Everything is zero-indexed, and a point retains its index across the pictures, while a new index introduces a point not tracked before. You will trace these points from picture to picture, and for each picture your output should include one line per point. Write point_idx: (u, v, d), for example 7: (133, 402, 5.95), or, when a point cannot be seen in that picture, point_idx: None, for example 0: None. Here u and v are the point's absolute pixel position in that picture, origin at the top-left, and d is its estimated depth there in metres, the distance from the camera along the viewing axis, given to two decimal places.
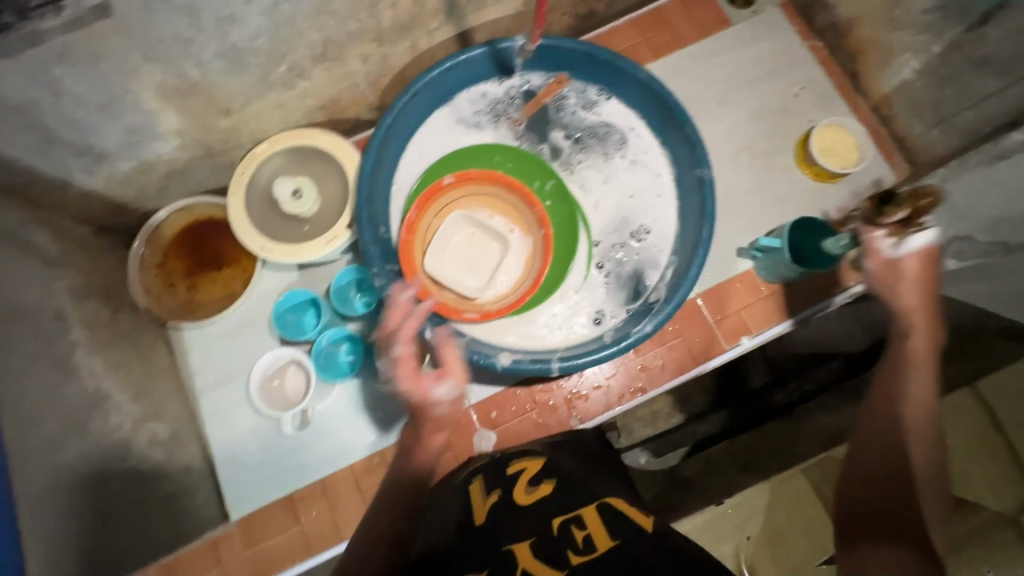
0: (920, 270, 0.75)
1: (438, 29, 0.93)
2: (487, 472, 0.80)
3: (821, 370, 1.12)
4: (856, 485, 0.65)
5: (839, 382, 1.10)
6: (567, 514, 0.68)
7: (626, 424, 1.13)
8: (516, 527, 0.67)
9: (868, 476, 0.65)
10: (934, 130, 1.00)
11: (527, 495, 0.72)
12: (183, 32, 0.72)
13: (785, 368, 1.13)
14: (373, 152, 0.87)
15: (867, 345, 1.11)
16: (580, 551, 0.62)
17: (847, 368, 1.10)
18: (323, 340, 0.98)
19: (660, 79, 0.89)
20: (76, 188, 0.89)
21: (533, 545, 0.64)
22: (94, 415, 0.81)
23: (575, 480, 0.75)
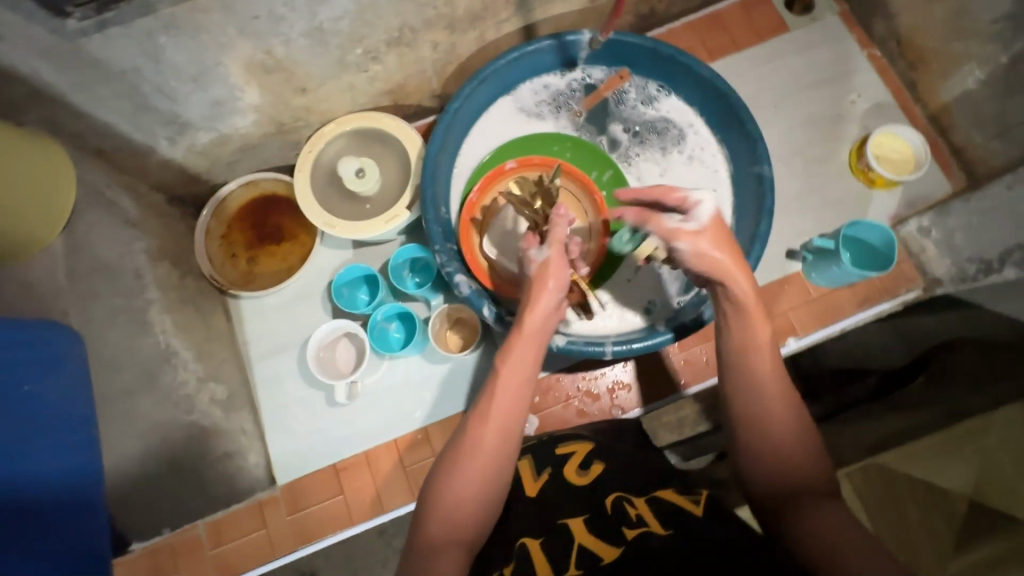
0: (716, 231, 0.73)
1: (507, 20, 0.97)
2: (536, 453, 0.82)
3: (856, 387, 1.04)
4: (767, 467, 0.63)
5: (875, 399, 1.01)
6: (620, 493, 0.71)
7: (648, 429, 1.05)
8: (569, 505, 0.71)
9: (775, 454, 0.63)
10: (995, 141, 0.99)
11: (579, 476, 0.75)
12: (277, 9, 0.76)
13: (819, 384, 1.07)
14: (440, 135, 0.90)
15: (908, 361, 1.00)
16: (633, 525, 0.64)
17: (885, 385, 1.02)
18: (378, 315, 1.00)
19: (724, 76, 0.90)
20: (158, 156, 0.95)
21: (586, 524, 0.66)
22: (165, 369, 0.85)
23: (624, 462, 0.78)
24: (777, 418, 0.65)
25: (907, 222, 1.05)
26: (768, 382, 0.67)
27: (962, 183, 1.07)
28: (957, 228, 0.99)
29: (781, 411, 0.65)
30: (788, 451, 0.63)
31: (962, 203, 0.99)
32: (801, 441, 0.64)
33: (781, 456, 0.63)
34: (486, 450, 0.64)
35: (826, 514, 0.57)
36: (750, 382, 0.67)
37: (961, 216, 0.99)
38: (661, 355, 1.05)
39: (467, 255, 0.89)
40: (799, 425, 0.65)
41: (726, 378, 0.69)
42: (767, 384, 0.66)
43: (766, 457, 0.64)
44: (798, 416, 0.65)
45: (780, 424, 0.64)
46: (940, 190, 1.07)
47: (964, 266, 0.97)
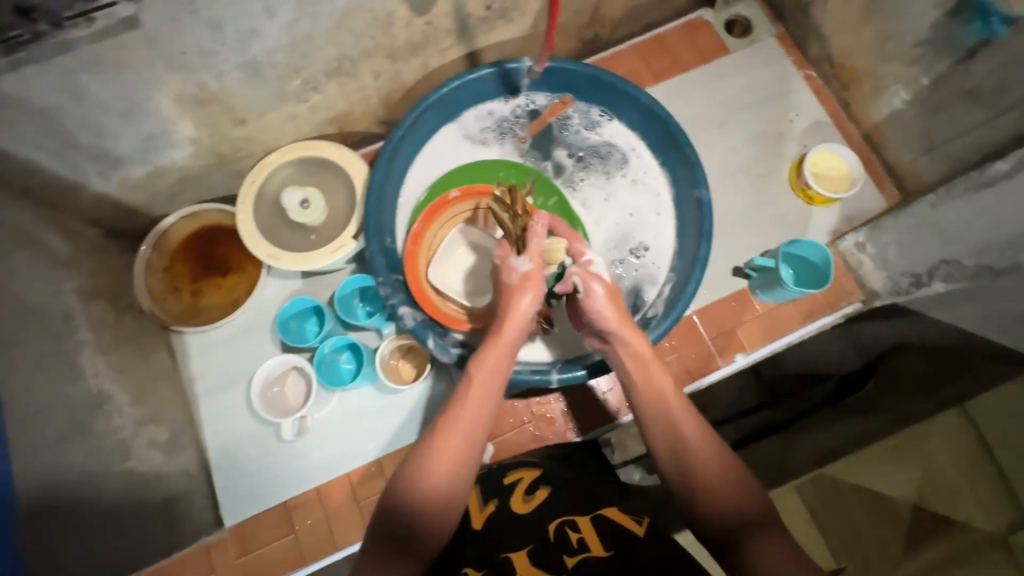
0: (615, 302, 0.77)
1: (450, 48, 0.97)
2: (484, 483, 0.83)
3: (814, 392, 1.03)
4: (704, 516, 0.61)
5: (838, 401, 1.01)
6: (562, 518, 0.72)
7: (620, 440, 1.04)
8: (513, 535, 0.72)
9: (709, 492, 0.61)
10: (923, 158, 1.03)
11: (523, 504, 0.77)
12: (207, 44, 0.74)
13: (779, 388, 1.05)
14: (383, 165, 0.90)
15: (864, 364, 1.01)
16: (574, 552, 0.66)
17: (844, 388, 1.01)
18: (326, 348, 0.97)
19: (661, 102, 0.92)
20: (90, 192, 0.91)
21: (529, 556, 0.67)
22: (97, 415, 0.82)
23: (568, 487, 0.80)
24: (699, 458, 0.63)
25: (845, 238, 1.06)
26: (683, 428, 0.66)
27: (895, 198, 1.11)
28: (890, 243, 0.98)
29: (700, 451, 0.64)
30: (720, 486, 0.61)
31: (892, 219, 0.98)
32: (732, 476, 0.62)
33: (715, 494, 0.61)
34: (452, 456, 0.63)
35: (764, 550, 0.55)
36: (668, 432, 0.66)
37: (892, 231, 0.98)
38: (619, 374, 1.06)
39: (412, 285, 0.88)
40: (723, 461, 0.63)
41: (648, 430, 0.69)
42: (684, 428, 0.66)
43: (705, 505, 0.61)
44: (718, 453, 0.64)
45: (706, 464, 0.63)
46: (875, 206, 1.11)
47: (898, 278, 0.97)
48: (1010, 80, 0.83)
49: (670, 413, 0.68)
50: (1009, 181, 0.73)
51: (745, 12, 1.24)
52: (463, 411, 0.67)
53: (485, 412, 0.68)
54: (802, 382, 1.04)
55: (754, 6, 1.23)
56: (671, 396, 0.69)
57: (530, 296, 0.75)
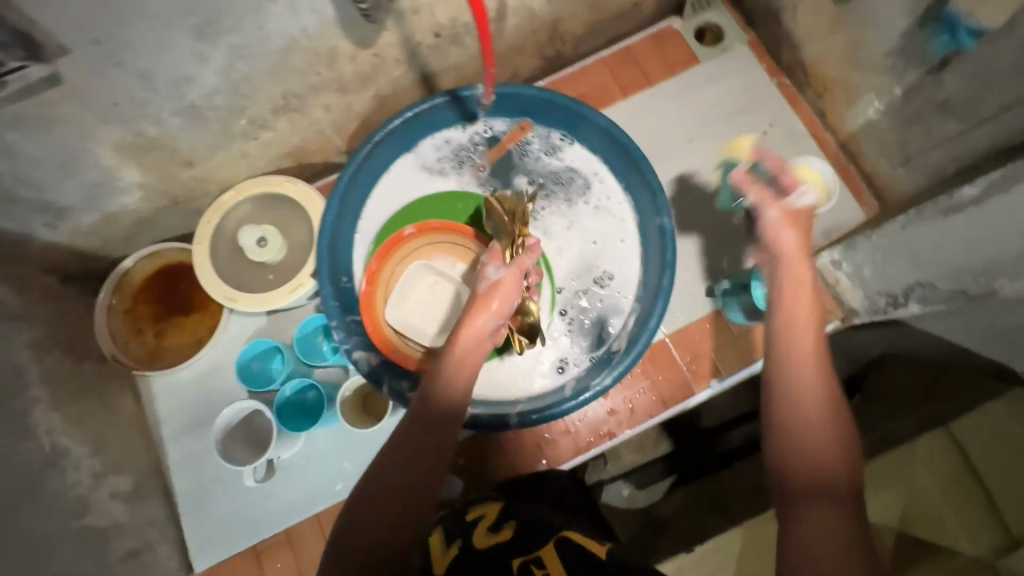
0: (801, 222, 0.76)
1: (402, 77, 0.94)
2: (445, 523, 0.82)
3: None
4: (793, 468, 0.58)
5: None
6: (528, 554, 0.75)
7: (615, 453, 1.21)
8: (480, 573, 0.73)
9: (805, 452, 0.57)
10: (900, 169, 0.99)
11: (487, 539, 0.78)
12: (138, 94, 0.72)
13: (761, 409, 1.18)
14: (335, 203, 0.88)
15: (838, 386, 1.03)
16: None
17: None
18: (286, 391, 0.96)
19: (621, 126, 0.89)
20: (41, 241, 0.90)
21: None
22: (52, 473, 0.80)
23: (528, 519, 0.82)
24: (815, 415, 0.60)
25: (822, 254, 1.03)
26: (809, 390, 0.61)
27: (874, 209, 1.07)
28: (864, 262, 0.93)
29: (820, 417, 0.59)
30: (819, 454, 0.57)
31: (865, 238, 0.93)
32: (842, 453, 0.57)
33: (808, 457, 0.57)
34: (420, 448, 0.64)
35: (826, 528, 0.52)
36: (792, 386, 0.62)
37: (866, 250, 0.93)
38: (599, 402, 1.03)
39: (369, 326, 0.86)
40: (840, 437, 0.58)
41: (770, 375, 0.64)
42: (810, 389, 0.61)
43: (799, 458, 0.57)
44: (838, 426, 0.59)
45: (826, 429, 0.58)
46: (852, 219, 1.08)
47: (875, 298, 0.93)
48: (983, 92, 0.79)
49: (803, 369, 0.63)
50: (977, 208, 0.70)
51: (716, 19, 1.20)
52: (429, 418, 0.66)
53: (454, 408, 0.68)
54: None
55: (724, 13, 1.19)
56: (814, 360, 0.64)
57: (486, 312, 0.72)
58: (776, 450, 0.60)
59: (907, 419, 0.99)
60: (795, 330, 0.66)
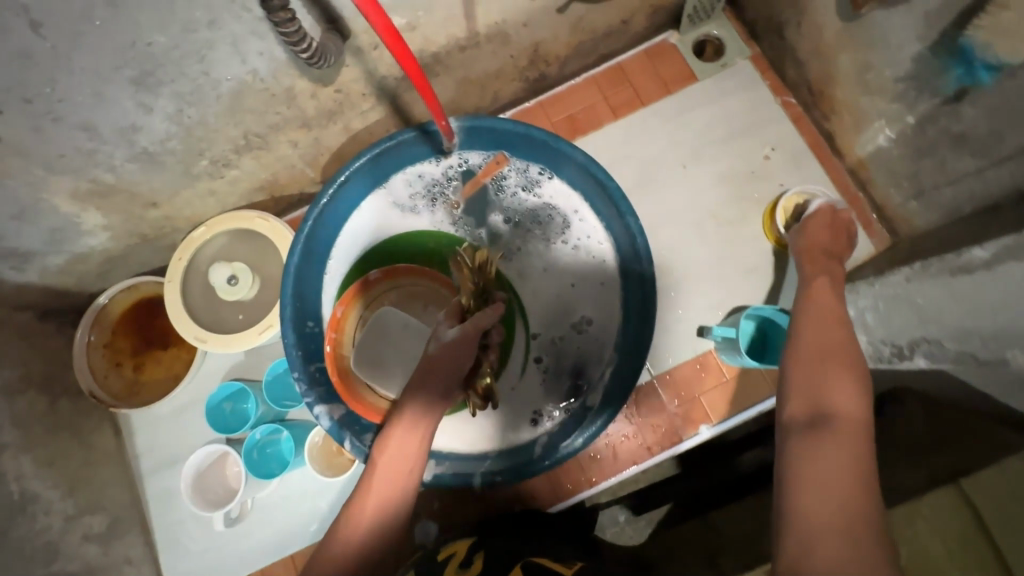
0: (828, 218, 0.91)
1: (372, 109, 0.90)
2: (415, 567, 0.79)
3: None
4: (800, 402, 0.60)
5: None
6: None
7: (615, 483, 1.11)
8: None
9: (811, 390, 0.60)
10: (913, 202, 0.91)
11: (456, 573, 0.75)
12: (85, 144, 0.70)
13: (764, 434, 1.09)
14: (299, 246, 0.84)
15: None
16: None
17: None
18: (256, 435, 0.92)
19: (600, 163, 0.83)
20: (12, 283, 0.89)
21: None
22: (19, 519, 0.81)
23: (499, 551, 0.79)
24: (825, 361, 0.63)
25: None
26: (822, 350, 0.65)
27: (885, 242, 0.99)
28: (867, 308, 0.86)
29: (834, 371, 0.61)
30: (826, 394, 0.59)
31: (869, 285, 0.86)
32: (853, 396, 0.58)
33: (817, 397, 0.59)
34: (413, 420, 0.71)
35: (824, 450, 0.53)
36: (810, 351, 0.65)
37: (869, 296, 0.86)
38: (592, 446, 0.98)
39: (331, 376, 0.82)
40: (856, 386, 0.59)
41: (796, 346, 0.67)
42: (822, 352, 0.65)
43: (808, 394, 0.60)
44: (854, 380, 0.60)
45: (835, 376, 0.61)
46: (860, 253, 0.99)
47: (879, 347, 0.85)
48: (1002, 129, 0.70)
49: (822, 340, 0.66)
50: (987, 272, 0.63)
51: (716, 31, 1.11)
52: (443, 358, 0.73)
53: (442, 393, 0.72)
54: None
55: (725, 25, 1.11)
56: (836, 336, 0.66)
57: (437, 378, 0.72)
58: (785, 398, 0.62)
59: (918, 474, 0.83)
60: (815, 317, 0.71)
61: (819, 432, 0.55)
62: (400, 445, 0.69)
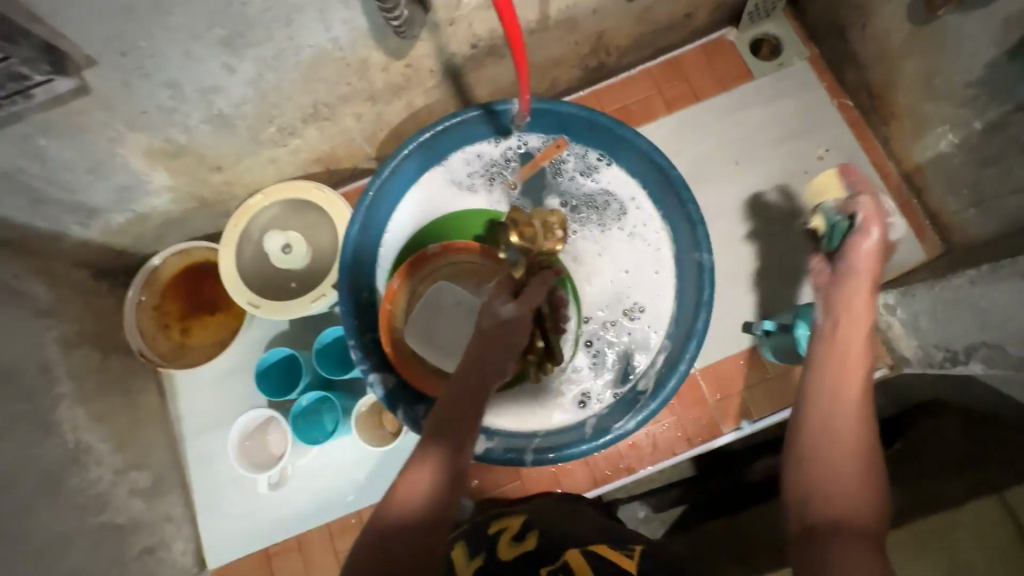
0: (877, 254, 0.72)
1: (435, 87, 0.90)
2: (468, 537, 0.84)
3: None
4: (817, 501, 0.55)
5: None
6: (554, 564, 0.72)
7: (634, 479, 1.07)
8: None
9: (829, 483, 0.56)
10: (971, 210, 0.91)
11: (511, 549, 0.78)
12: (166, 103, 0.71)
13: None
14: (360, 215, 0.85)
15: None
16: None
17: None
18: (303, 401, 0.94)
19: (663, 151, 0.83)
20: (73, 238, 0.91)
21: None
22: (73, 469, 0.82)
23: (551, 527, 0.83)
24: (842, 443, 0.58)
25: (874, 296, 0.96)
26: (842, 423, 0.60)
27: (938, 250, 0.98)
28: (921, 312, 0.85)
29: (847, 458, 0.57)
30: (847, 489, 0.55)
31: (926, 287, 0.84)
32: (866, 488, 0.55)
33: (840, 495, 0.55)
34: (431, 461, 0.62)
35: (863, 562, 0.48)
36: (823, 422, 0.60)
37: (925, 299, 0.84)
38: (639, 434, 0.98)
39: (385, 347, 0.84)
40: (864, 475, 0.56)
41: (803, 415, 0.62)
42: (838, 429, 0.60)
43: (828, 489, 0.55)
44: (868, 468, 0.56)
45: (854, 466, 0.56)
46: (912, 259, 0.99)
47: (931, 351, 0.85)
48: None
49: (838, 407, 0.61)
50: None
51: (775, 31, 1.11)
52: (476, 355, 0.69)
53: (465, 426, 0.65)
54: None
55: (784, 25, 1.10)
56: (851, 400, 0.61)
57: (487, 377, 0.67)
58: (796, 492, 0.57)
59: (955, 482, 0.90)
60: (834, 367, 0.65)
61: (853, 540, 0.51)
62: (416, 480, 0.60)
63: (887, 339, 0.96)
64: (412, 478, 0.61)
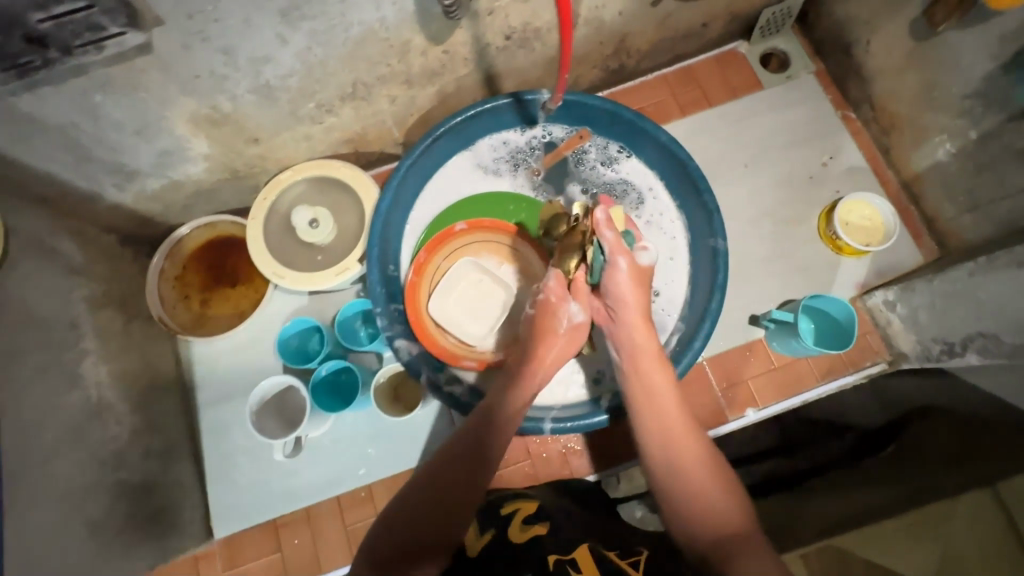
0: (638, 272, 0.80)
1: (467, 76, 0.95)
2: (484, 515, 0.86)
3: (830, 444, 0.96)
4: (695, 524, 0.59)
5: (851, 459, 0.92)
6: (563, 555, 0.73)
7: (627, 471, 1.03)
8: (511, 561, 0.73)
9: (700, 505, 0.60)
10: (966, 215, 0.96)
11: (522, 533, 0.79)
12: (219, 68, 0.74)
13: (795, 436, 0.99)
14: (391, 191, 0.88)
15: (884, 422, 0.94)
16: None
17: (859, 447, 0.93)
18: (323, 371, 0.97)
19: (681, 143, 0.89)
20: (107, 201, 0.93)
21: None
22: (93, 424, 0.83)
23: (565, 523, 0.83)
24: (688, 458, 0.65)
25: (874, 293, 1.01)
26: (681, 439, 0.66)
27: (934, 254, 1.04)
28: (921, 306, 0.92)
29: (698, 467, 0.63)
30: (712, 504, 0.60)
31: (926, 281, 0.92)
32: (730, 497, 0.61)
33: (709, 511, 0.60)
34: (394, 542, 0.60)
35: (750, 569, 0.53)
36: (665, 448, 0.66)
37: (925, 294, 0.92)
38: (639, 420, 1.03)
39: (410, 316, 0.87)
40: (722, 483, 0.62)
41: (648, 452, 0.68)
42: (683, 446, 0.66)
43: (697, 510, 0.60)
44: (722, 477, 0.63)
45: (710, 478, 0.62)
46: (909, 262, 1.04)
47: (929, 345, 0.91)
48: None
49: (668, 433, 0.67)
50: None
51: (783, 46, 1.17)
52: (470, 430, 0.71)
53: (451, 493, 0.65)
54: (821, 432, 0.98)
55: (793, 40, 1.17)
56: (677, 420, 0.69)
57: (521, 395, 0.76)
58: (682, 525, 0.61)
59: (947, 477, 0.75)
60: (649, 391, 0.72)
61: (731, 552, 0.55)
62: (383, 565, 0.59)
63: (885, 333, 1.01)
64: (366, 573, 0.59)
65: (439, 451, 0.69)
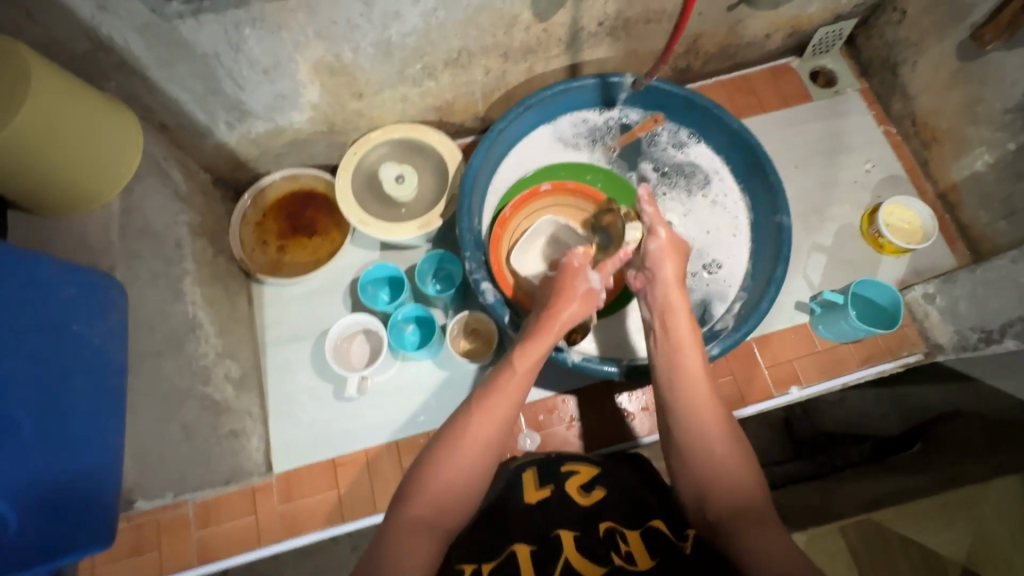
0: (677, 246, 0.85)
1: (557, 57, 1.04)
2: (541, 464, 0.78)
3: (851, 451, 1.04)
4: (712, 491, 0.65)
5: (870, 461, 1.02)
6: (617, 521, 0.66)
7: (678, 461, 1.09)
8: (564, 520, 0.67)
9: (715, 472, 0.66)
10: (1000, 222, 1.05)
11: (580, 496, 0.71)
12: (355, 18, 0.83)
13: (809, 443, 1.09)
14: (482, 152, 0.97)
15: (903, 431, 1.04)
16: (623, 557, 0.61)
17: (878, 452, 1.03)
18: (398, 315, 1.05)
19: (750, 130, 0.98)
20: (215, 139, 0.99)
21: (577, 542, 0.64)
22: (190, 338, 0.87)
23: (628, 486, 0.73)
24: (709, 427, 0.69)
25: (913, 287, 1.10)
26: (707, 410, 0.71)
27: (967, 259, 1.12)
28: (961, 297, 1.02)
29: (718, 436, 0.69)
30: (732, 477, 0.65)
31: (968, 273, 1.03)
32: (744, 468, 0.66)
33: (724, 481, 0.65)
34: (442, 486, 0.64)
35: (765, 535, 0.59)
36: (689, 420, 0.70)
37: (965, 285, 1.03)
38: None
39: (495, 265, 0.97)
40: (739, 453, 0.67)
41: (673, 422, 0.72)
42: (707, 416, 0.70)
43: (714, 478, 0.66)
44: (740, 449, 0.68)
45: (730, 447, 0.68)
46: (944, 265, 1.13)
47: (966, 333, 1.00)
48: None
49: (693, 401, 0.72)
50: None
51: (831, 65, 1.28)
52: (508, 380, 0.73)
53: (494, 444, 0.68)
54: (838, 442, 1.07)
55: (841, 61, 1.28)
56: (703, 396, 0.72)
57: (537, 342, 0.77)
58: (697, 492, 0.66)
59: (976, 466, 0.85)
60: (678, 360, 0.76)
61: (742, 519, 0.61)
62: (428, 503, 0.63)
63: (921, 327, 1.09)
64: (414, 506, 0.63)
65: (478, 399, 0.71)
